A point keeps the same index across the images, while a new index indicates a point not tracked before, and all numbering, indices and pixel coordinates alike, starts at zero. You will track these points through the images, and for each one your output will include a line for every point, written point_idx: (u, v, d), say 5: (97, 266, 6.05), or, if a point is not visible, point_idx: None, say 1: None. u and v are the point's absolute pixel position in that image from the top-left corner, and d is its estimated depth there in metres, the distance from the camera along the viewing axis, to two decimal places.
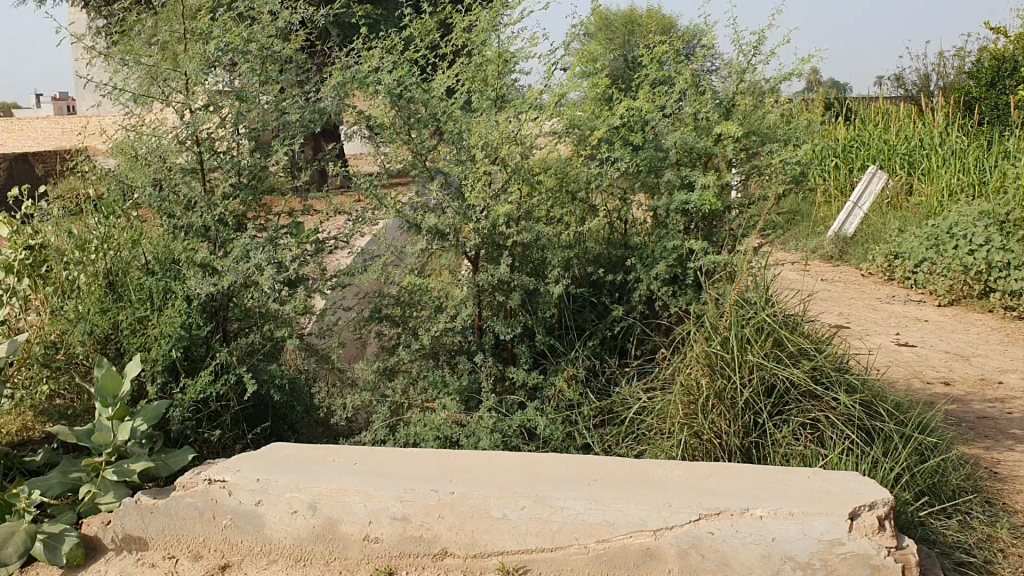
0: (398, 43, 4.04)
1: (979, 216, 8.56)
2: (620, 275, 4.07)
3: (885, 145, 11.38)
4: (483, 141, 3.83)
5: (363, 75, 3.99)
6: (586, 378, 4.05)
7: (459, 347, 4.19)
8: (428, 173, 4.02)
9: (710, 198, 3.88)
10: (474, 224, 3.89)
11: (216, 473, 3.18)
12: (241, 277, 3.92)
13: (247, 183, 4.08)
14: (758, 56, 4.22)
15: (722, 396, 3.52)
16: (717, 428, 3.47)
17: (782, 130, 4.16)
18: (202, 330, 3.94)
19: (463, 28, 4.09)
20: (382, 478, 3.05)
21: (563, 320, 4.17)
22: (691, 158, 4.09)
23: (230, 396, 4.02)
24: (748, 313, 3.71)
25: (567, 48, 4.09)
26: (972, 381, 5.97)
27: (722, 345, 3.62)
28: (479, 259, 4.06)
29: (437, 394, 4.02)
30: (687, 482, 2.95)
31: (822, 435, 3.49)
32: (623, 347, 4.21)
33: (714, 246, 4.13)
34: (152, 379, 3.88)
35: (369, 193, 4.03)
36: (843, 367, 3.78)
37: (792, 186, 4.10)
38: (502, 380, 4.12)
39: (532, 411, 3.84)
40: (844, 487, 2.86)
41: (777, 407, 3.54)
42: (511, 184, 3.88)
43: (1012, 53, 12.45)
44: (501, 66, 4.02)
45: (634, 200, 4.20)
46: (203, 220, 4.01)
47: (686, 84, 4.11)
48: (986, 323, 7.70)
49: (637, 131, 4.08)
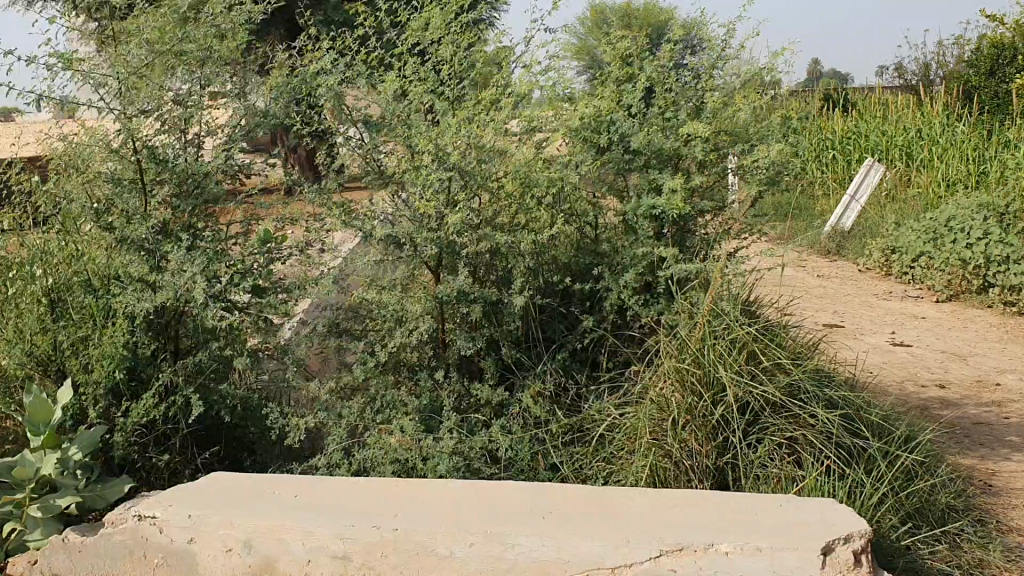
0: (348, 44, 3.86)
1: (977, 208, 8.32)
2: (588, 284, 3.84)
3: (882, 137, 11.13)
4: (432, 145, 3.59)
5: (310, 77, 3.83)
6: (555, 394, 3.81)
7: (421, 363, 3.96)
8: (382, 179, 3.81)
9: (678, 202, 3.63)
10: (429, 233, 3.65)
11: (146, 509, 2.97)
12: (178, 292, 3.69)
13: (189, 193, 3.89)
14: (728, 50, 3.97)
15: (694, 413, 3.28)
16: (688, 449, 3.25)
17: (756, 128, 3.94)
18: (149, 348, 3.82)
19: (418, 26, 3.88)
20: (322, 513, 2.83)
21: (530, 332, 3.94)
22: (660, 159, 3.83)
23: (179, 418, 3.81)
24: (722, 324, 3.47)
25: (527, 45, 3.89)
26: (969, 384, 5.73)
27: (694, 360, 3.38)
28: (440, 269, 3.83)
29: (396, 413, 3.79)
30: (650, 514, 2.73)
31: (800, 457, 3.22)
32: (595, 358, 3.96)
33: (687, 253, 3.90)
34: (93, 403, 3.66)
35: (319, 201, 3.86)
36: (825, 381, 3.53)
37: (769, 187, 3.88)
38: (467, 397, 3.90)
39: (495, 432, 3.60)
40: (819, 517, 2.64)
41: (752, 426, 3.27)
42: (469, 191, 3.67)
43: (1012, 40, 12.18)
44: (457, 66, 3.82)
45: (604, 204, 4.00)
46: (139, 233, 3.77)
47: (651, 81, 3.88)
48: (985, 319, 7.46)
49: (601, 133, 3.83)
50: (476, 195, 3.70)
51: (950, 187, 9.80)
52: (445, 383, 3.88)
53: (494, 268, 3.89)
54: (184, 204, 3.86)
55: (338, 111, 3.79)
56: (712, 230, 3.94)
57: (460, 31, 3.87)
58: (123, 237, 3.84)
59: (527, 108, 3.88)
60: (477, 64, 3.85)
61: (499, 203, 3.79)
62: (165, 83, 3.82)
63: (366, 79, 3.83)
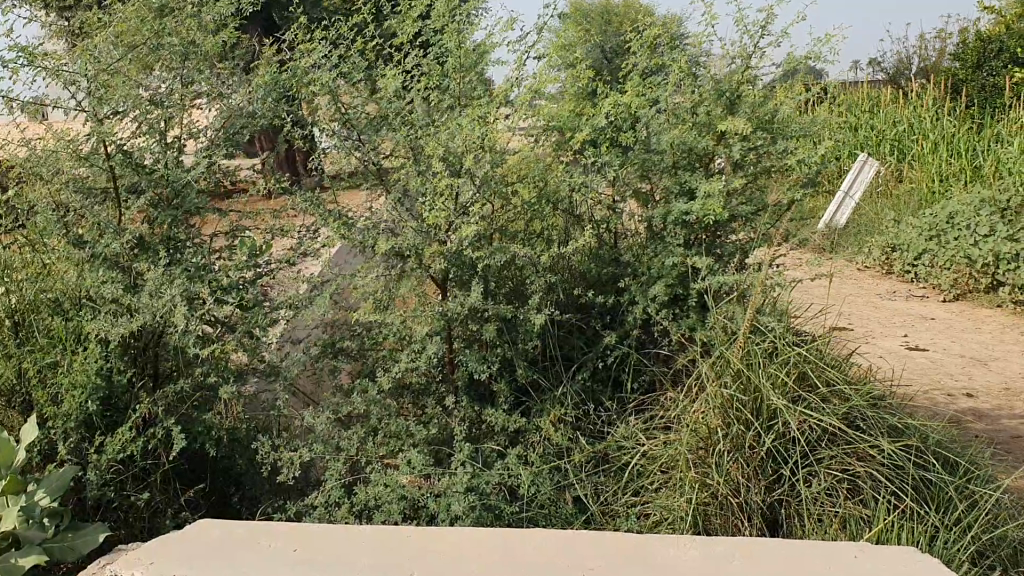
0: (345, 33, 3.53)
1: (980, 204, 7.97)
2: (611, 298, 3.50)
3: (872, 132, 10.81)
4: (442, 148, 3.25)
5: (303, 73, 3.45)
6: (576, 419, 3.48)
7: (426, 386, 3.61)
8: (382, 185, 3.44)
9: (714, 207, 3.27)
10: (439, 246, 3.29)
11: (123, 567, 2.58)
12: (157, 317, 3.27)
13: (168, 203, 3.45)
14: (766, 37, 3.60)
15: (740, 444, 2.96)
16: (734, 483, 2.91)
17: (797, 125, 3.56)
18: (125, 375, 3.42)
19: (419, 15, 3.52)
20: (325, 572, 2.45)
21: (547, 350, 3.60)
22: (690, 160, 3.48)
23: (161, 454, 3.44)
24: (767, 343, 3.15)
25: (541, 35, 3.53)
26: (996, 393, 5.38)
27: (737, 385, 3.05)
28: (449, 283, 3.46)
29: (402, 444, 3.43)
30: (702, 567, 2.38)
31: (860, 492, 2.88)
32: (617, 378, 3.63)
33: (718, 261, 3.55)
34: (63, 438, 3.28)
35: (310, 211, 3.44)
36: (879, 405, 3.21)
37: (808, 189, 3.53)
38: (479, 424, 3.55)
39: (513, 464, 3.24)
40: (898, 570, 2.32)
41: (806, 459, 2.95)
42: (480, 198, 3.28)
43: (997, 32, 11.89)
44: (465, 58, 3.45)
45: (624, 208, 3.64)
46: (113, 249, 3.34)
47: (681, 73, 3.49)
48: (998, 320, 7.15)
49: (625, 131, 3.49)
50: (488, 202, 3.34)
51: (945, 181, 9.49)
52: (454, 409, 3.53)
53: (506, 281, 3.54)
54: (164, 214, 3.40)
55: (332, 109, 3.41)
56: (745, 237, 3.60)
57: (466, 20, 3.49)
58: (94, 251, 3.38)
59: (542, 104, 3.51)
60: (488, 57, 3.52)
61: (512, 211, 3.43)
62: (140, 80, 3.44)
63: (366, 73, 3.47)
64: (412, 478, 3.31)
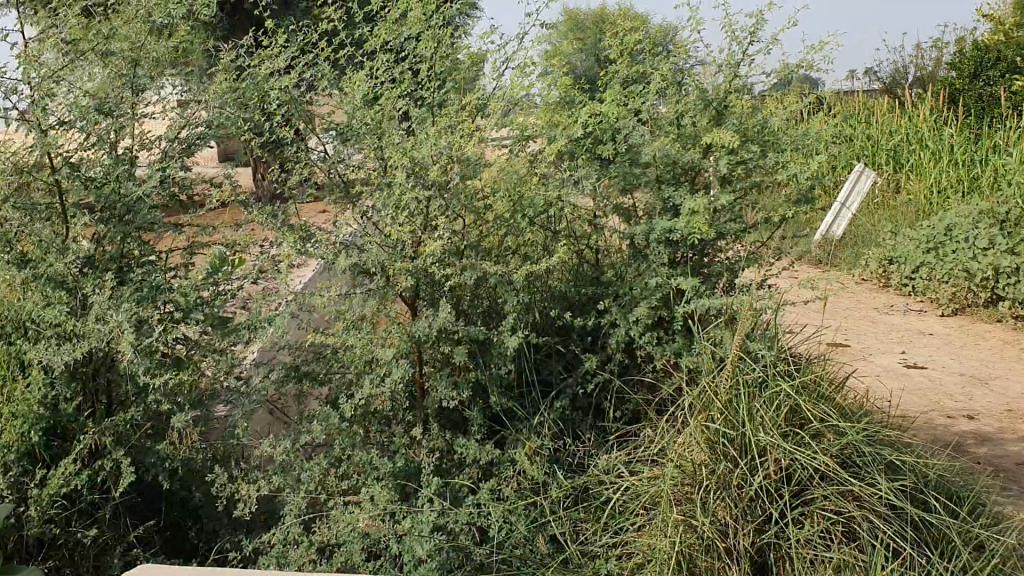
0: (307, 37, 3.31)
1: (978, 216, 7.77)
2: (590, 321, 3.28)
3: (868, 141, 10.58)
4: (408, 160, 3.02)
5: (261, 80, 3.22)
6: (554, 450, 3.27)
7: (395, 413, 3.39)
8: (348, 200, 3.22)
9: (701, 226, 3.06)
10: (407, 265, 3.06)
11: None
12: (104, 342, 3.04)
13: (119, 218, 3.16)
14: (755, 44, 3.39)
15: (726, 480, 2.74)
16: (720, 524, 2.70)
17: (789, 137, 3.34)
18: (72, 404, 3.19)
19: (387, 19, 3.29)
20: None
21: (524, 376, 3.39)
22: (673, 174, 3.27)
23: (110, 486, 3.22)
24: (756, 373, 2.93)
25: (519, 41, 3.32)
26: (1000, 414, 5.14)
27: (724, 418, 2.84)
28: (419, 304, 3.24)
29: (367, 478, 3.21)
30: None
31: (855, 536, 2.67)
32: (598, 405, 3.42)
33: (706, 282, 3.33)
34: (3, 472, 3.05)
35: (270, 227, 3.21)
36: (876, 438, 2.99)
37: (801, 205, 3.32)
38: (450, 454, 3.33)
39: (484, 499, 3.02)
40: None
41: (797, 499, 2.73)
42: (451, 214, 3.09)
43: (994, 39, 11.65)
44: (436, 65, 3.22)
45: (606, 224, 3.42)
46: (57, 269, 3.09)
47: (665, 81, 3.28)
48: (998, 336, 6.93)
49: (606, 143, 3.27)
50: (458, 218, 3.12)
51: (944, 192, 9.26)
52: (425, 439, 3.31)
53: (480, 302, 3.31)
54: (108, 228, 3.14)
55: (293, 118, 3.18)
56: (734, 256, 3.38)
57: (438, 24, 3.27)
58: (37, 271, 3.13)
59: (518, 114, 3.30)
60: (462, 63, 3.29)
61: (485, 227, 3.21)
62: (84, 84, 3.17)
63: (332, 82, 3.26)
64: (371, 521, 3.07)
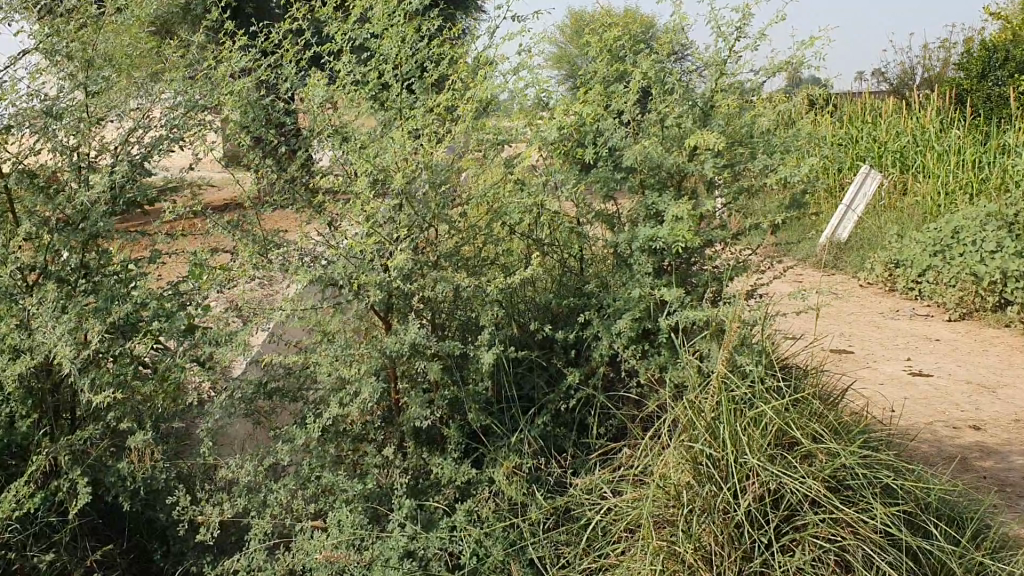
0: (271, 38, 3.16)
1: (986, 219, 7.57)
2: (571, 333, 3.12)
3: (873, 143, 10.38)
4: (373, 166, 2.86)
5: (221, 82, 3.07)
6: (534, 469, 3.10)
7: (368, 431, 3.22)
8: (314, 208, 3.07)
9: (685, 233, 2.88)
10: (375, 276, 2.90)
11: None
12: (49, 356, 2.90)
13: (72, 225, 3.03)
14: (742, 40, 3.22)
15: (711, 503, 2.58)
16: (704, 551, 2.53)
17: (779, 138, 3.16)
18: (26, 421, 3.06)
19: (355, 17, 3.14)
20: None
21: (503, 391, 3.22)
22: (658, 179, 3.11)
23: (66, 508, 3.07)
24: (743, 390, 2.77)
25: (491, 38, 3.18)
26: (1008, 424, 4.93)
27: (710, 437, 2.67)
28: (391, 317, 3.07)
29: (336, 500, 3.04)
30: None
31: (849, 565, 2.50)
32: (582, 421, 3.25)
33: (692, 293, 3.17)
34: None
35: (233, 236, 3.06)
36: (873, 459, 2.81)
37: (794, 211, 3.13)
38: (426, 474, 3.16)
39: (456, 523, 2.86)
40: None
41: (786, 524, 2.57)
42: (420, 223, 2.93)
43: (1002, 41, 11.41)
44: (405, 65, 3.07)
45: (589, 232, 3.25)
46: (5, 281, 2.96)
47: (646, 80, 3.12)
48: (1005, 341, 6.73)
49: (586, 146, 3.12)
50: (429, 227, 2.96)
51: (951, 194, 9.05)
52: (399, 458, 3.15)
53: (456, 315, 3.16)
54: (60, 236, 3.01)
55: (255, 121, 3.03)
56: (722, 265, 3.21)
57: (407, 23, 3.12)
58: None
59: (493, 117, 3.16)
60: (434, 63, 3.14)
61: (459, 236, 3.05)
62: (30, 85, 3.07)
63: (297, 84, 3.11)
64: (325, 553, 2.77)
